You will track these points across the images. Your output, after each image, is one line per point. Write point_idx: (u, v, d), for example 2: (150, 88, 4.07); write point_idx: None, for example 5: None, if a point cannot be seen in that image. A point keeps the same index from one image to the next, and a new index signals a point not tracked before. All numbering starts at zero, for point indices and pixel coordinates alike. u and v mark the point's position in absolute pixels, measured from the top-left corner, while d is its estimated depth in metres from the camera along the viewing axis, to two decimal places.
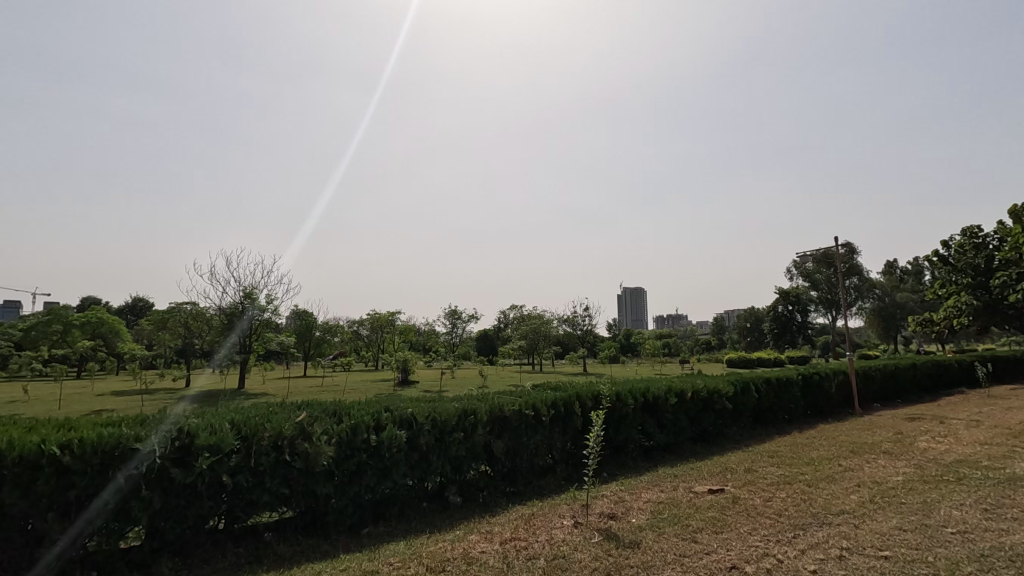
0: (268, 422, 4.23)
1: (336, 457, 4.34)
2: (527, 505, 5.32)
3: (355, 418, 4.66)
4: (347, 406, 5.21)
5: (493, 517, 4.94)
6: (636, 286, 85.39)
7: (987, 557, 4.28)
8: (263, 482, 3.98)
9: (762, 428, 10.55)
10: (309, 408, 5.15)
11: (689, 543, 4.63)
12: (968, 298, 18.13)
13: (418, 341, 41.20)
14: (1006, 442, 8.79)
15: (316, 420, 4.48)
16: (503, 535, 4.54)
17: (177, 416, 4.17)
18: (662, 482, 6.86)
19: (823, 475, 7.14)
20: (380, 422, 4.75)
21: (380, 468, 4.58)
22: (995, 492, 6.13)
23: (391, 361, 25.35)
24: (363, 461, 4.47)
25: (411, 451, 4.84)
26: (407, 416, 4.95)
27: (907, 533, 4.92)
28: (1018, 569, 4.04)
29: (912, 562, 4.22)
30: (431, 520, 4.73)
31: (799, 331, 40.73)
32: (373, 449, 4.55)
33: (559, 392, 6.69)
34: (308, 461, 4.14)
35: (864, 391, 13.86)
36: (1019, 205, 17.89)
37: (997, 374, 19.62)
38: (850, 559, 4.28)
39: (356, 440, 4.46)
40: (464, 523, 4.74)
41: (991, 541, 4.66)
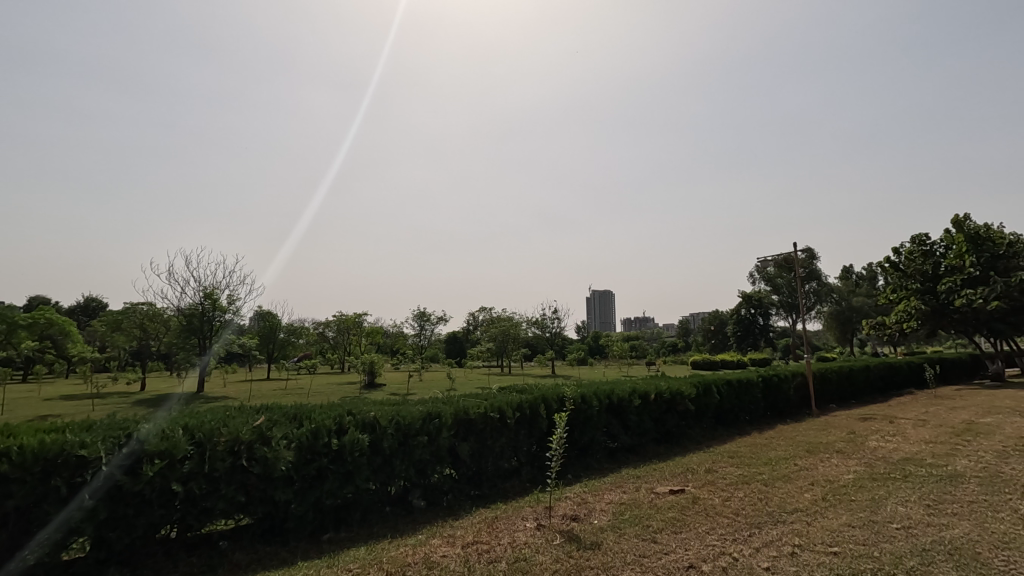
0: (223, 426, 4.10)
1: (296, 462, 4.25)
2: (491, 509, 5.31)
3: (316, 422, 4.57)
4: (308, 410, 5.10)
5: (456, 521, 4.91)
6: (603, 290, 86.72)
7: (929, 551, 4.47)
8: (218, 489, 3.85)
9: (724, 428, 10.81)
10: (268, 412, 5.01)
11: (649, 543, 4.70)
12: (916, 303, 18.92)
13: (386, 343, 40.75)
14: (951, 441, 9.23)
15: (275, 424, 4.37)
16: (465, 538, 4.53)
17: (128, 422, 4.02)
18: (625, 483, 6.95)
19: (779, 475, 7.35)
20: (342, 425, 4.68)
21: (342, 472, 4.51)
22: (938, 489, 6.43)
23: (358, 364, 24.93)
24: (324, 466, 4.39)
25: (374, 455, 4.78)
26: (371, 419, 4.89)
27: (855, 529, 5.11)
28: (956, 562, 4.24)
29: (859, 557, 4.37)
30: (394, 524, 4.68)
31: (761, 334, 42.06)
32: (334, 453, 4.47)
33: (525, 395, 6.70)
34: (266, 467, 4.04)
35: (821, 392, 14.35)
36: (962, 216, 18.90)
37: (944, 375, 20.59)
38: (801, 555, 4.42)
39: (317, 444, 4.38)
40: (427, 527, 4.70)
41: (933, 535, 4.88)
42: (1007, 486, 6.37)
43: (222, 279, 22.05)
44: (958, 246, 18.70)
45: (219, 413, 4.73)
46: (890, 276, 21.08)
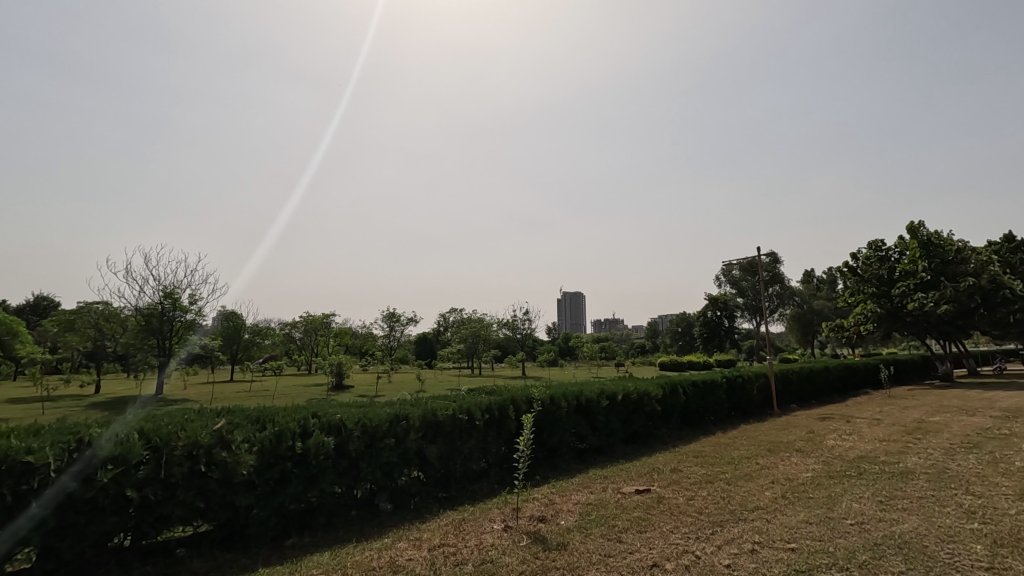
0: (182, 429, 3.96)
1: (258, 466, 4.14)
2: (459, 511, 5.28)
3: (279, 425, 4.47)
4: (270, 412, 4.99)
5: (423, 524, 4.87)
6: (574, 292, 87.48)
7: (880, 546, 4.64)
8: (174, 495, 3.72)
9: (689, 428, 11.01)
10: (229, 415, 4.87)
11: (614, 543, 4.75)
12: (872, 307, 19.68)
13: (355, 345, 40.16)
14: (902, 439, 9.60)
15: (236, 428, 4.25)
16: (431, 541, 4.48)
17: (80, 426, 3.86)
18: (592, 483, 7.01)
19: (741, 474, 7.53)
20: (306, 428, 4.59)
21: (306, 476, 4.42)
22: (890, 485, 6.69)
23: (325, 365, 24.46)
24: (287, 470, 4.30)
25: (340, 459, 4.70)
26: (336, 422, 4.81)
27: (813, 526, 5.27)
28: (905, 555, 4.41)
29: (816, 552, 4.51)
30: (359, 528, 4.61)
31: (726, 336, 43.21)
32: (298, 456, 4.38)
33: (494, 397, 6.69)
34: (226, 471, 3.92)
35: (782, 393, 14.75)
36: (915, 223, 19.73)
37: (898, 376, 21.43)
38: (760, 552, 4.54)
39: (280, 448, 4.29)
40: (393, 530, 4.64)
41: (885, 530, 5.07)
42: (953, 482, 6.67)
43: (183, 278, 21.34)
44: (911, 252, 19.52)
45: (177, 416, 4.58)
46: (848, 280, 21.82)
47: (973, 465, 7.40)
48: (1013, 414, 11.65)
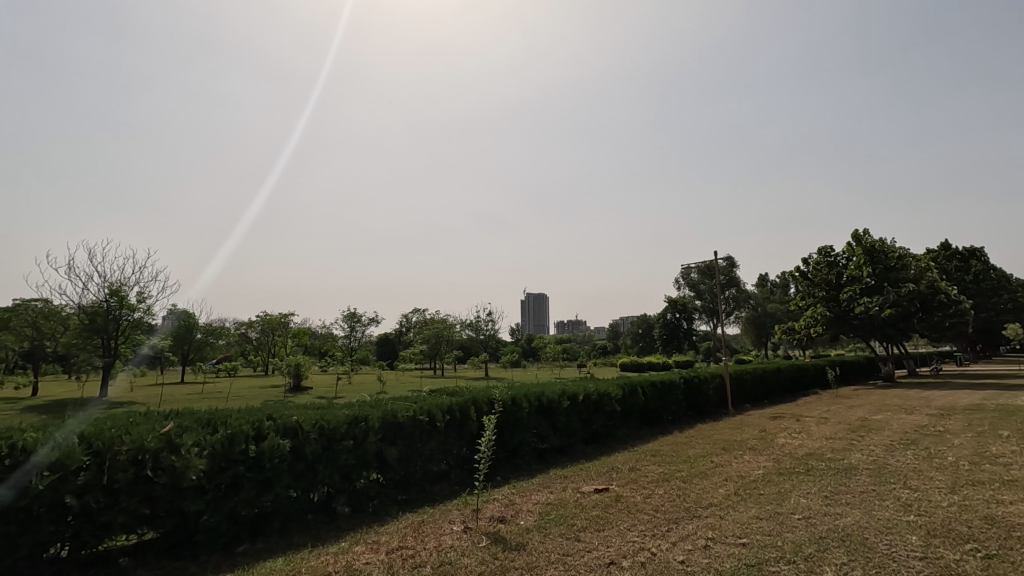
0: (127, 432, 3.79)
1: (208, 470, 4.01)
2: (418, 513, 5.24)
3: (232, 427, 4.34)
4: (223, 415, 4.84)
5: (382, 527, 4.81)
6: (538, 293, 88.11)
7: (825, 539, 4.84)
8: (117, 502, 3.56)
9: (648, 428, 11.22)
10: (178, 417, 4.69)
11: (573, 542, 4.80)
12: (822, 310, 20.55)
13: (315, 345, 39.30)
14: (847, 436, 10.06)
15: (186, 431, 4.11)
16: (389, 544, 4.44)
17: (13, 431, 3.64)
18: (552, 483, 7.07)
19: (696, 471, 7.75)
20: (260, 431, 4.47)
21: (259, 481, 4.30)
22: (835, 481, 7.00)
23: (282, 366, 23.80)
24: (240, 474, 4.17)
25: (296, 462, 4.60)
26: (292, 424, 4.71)
27: (762, 521, 5.46)
28: (847, 547, 4.62)
29: (764, 547, 4.67)
30: (315, 533, 4.52)
31: (685, 337, 44.28)
32: (251, 460, 4.26)
33: (455, 398, 6.66)
34: (174, 476, 3.78)
35: (737, 393, 15.22)
36: (861, 230, 20.75)
37: (845, 376, 22.43)
38: (713, 548, 4.67)
39: (233, 451, 4.16)
40: (350, 534, 4.57)
41: (829, 524, 5.30)
42: (892, 477, 7.03)
43: (131, 275, 20.41)
44: (857, 258, 20.51)
45: (121, 419, 4.38)
46: (800, 284, 22.70)
47: (911, 461, 7.81)
48: (947, 412, 12.37)
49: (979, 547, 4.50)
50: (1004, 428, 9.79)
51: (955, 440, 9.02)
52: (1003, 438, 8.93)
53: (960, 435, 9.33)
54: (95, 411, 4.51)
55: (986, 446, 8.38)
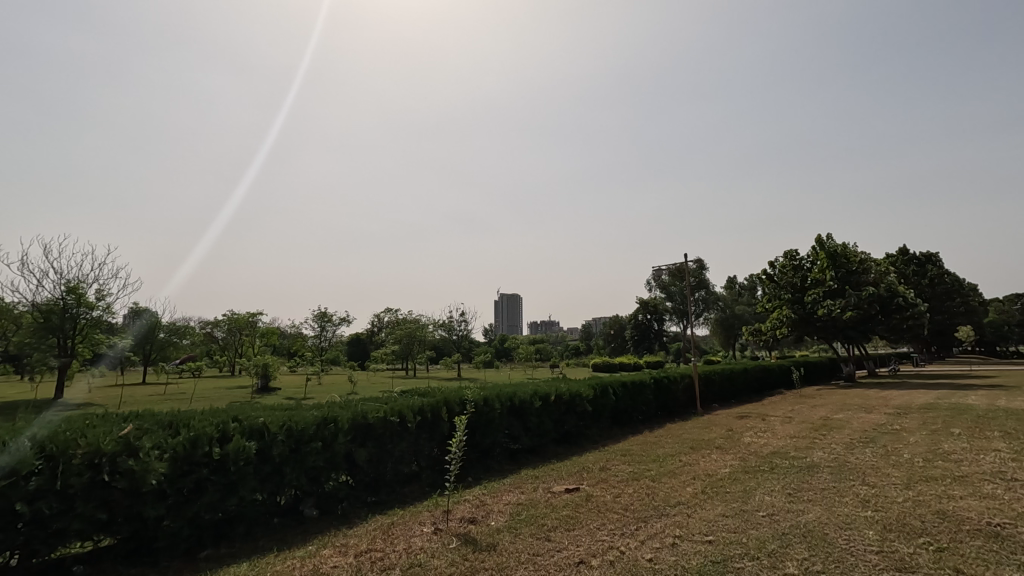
0: (83, 435, 3.66)
1: (169, 474, 3.88)
2: (388, 515, 5.19)
3: (195, 430, 4.22)
4: (186, 417, 4.70)
5: (351, 529, 4.74)
6: (511, 294, 88.27)
7: (787, 535, 4.97)
8: (72, 508, 3.43)
9: (618, 428, 11.34)
10: (138, 420, 4.55)
11: (543, 542, 4.82)
12: (787, 312, 21.13)
13: (283, 345, 38.54)
14: (810, 435, 10.35)
15: (146, 434, 3.98)
16: (358, 547, 4.38)
17: None
18: (523, 483, 7.08)
19: (665, 471, 7.87)
20: (225, 433, 4.36)
21: (224, 484, 4.19)
22: (798, 479, 7.19)
23: (249, 366, 23.27)
24: (203, 477, 4.07)
25: (262, 464, 4.51)
26: (259, 426, 4.61)
27: (728, 519, 5.58)
28: (808, 543, 4.75)
29: (729, 544, 4.77)
30: (282, 537, 4.44)
31: (656, 338, 44.93)
32: (215, 463, 4.15)
33: (426, 399, 6.62)
34: (133, 480, 3.65)
35: (705, 393, 15.51)
36: (824, 235, 21.44)
37: (808, 376, 23.09)
38: (680, 546, 4.76)
39: (195, 454, 4.04)
40: (318, 538, 4.49)
41: (791, 520, 5.44)
42: (852, 474, 7.27)
43: (90, 271, 19.69)
44: (821, 262, 21.17)
45: (77, 421, 4.22)
46: (766, 286, 23.30)
47: (869, 458, 8.09)
48: (903, 411, 12.86)
49: (932, 541, 4.69)
50: (956, 426, 10.21)
51: (911, 437, 9.38)
52: (955, 435, 9.32)
53: (915, 433, 9.71)
54: (50, 412, 4.33)
55: (939, 444, 8.74)
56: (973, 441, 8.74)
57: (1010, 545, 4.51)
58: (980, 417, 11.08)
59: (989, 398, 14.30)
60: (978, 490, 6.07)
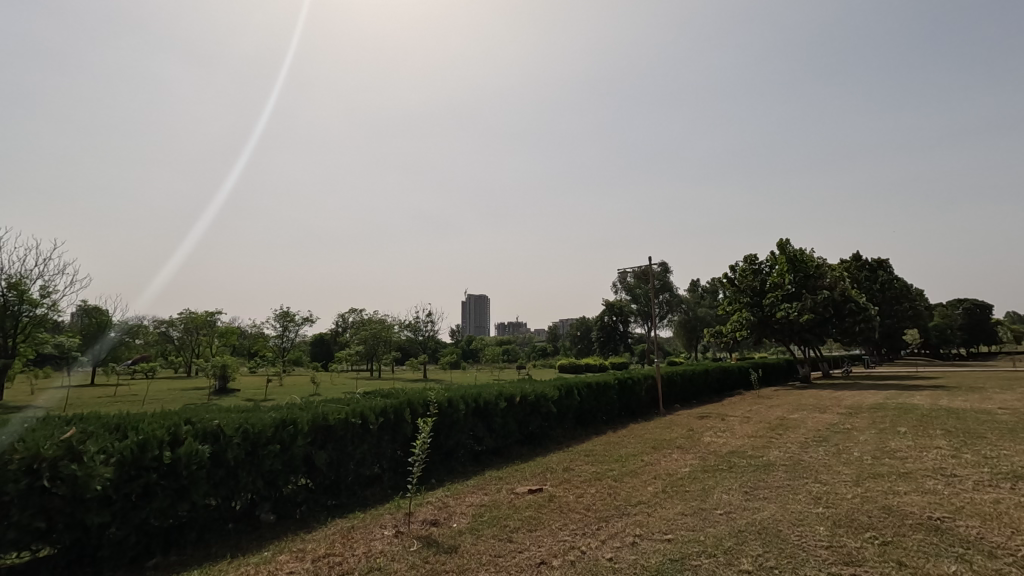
0: (19, 437, 3.41)
1: (115, 479, 3.66)
2: (348, 518, 5.05)
3: (144, 432, 4.00)
4: (134, 419, 4.47)
5: (308, 533, 4.61)
6: (478, 295, 88.14)
7: (744, 532, 5.06)
8: (7, 516, 3.20)
9: (582, 428, 11.40)
10: (83, 421, 4.31)
11: (505, 542, 4.79)
12: (746, 315, 21.66)
13: (243, 345, 37.44)
14: (766, 435, 10.60)
15: (91, 437, 3.75)
16: (316, 552, 4.25)
17: None
18: (487, 485, 7.02)
19: (627, 470, 7.94)
20: (177, 436, 4.15)
21: (174, 489, 4.00)
22: (754, 477, 7.36)
23: (206, 367, 22.43)
24: (152, 483, 3.86)
25: (216, 468, 4.31)
26: (213, 428, 4.41)
27: (687, 517, 5.65)
28: (763, 539, 4.85)
29: (689, 542, 4.83)
30: (236, 543, 4.27)
31: (621, 339, 45.48)
32: (165, 467, 3.95)
33: (389, 400, 6.50)
34: (75, 486, 3.42)
35: (667, 394, 15.75)
36: (783, 241, 22.16)
37: (766, 377, 23.71)
38: (640, 544, 4.79)
39: (144, 458, 3.83)
40: (274, 543, 4.34)
41: (748, 518, 5.56)
42: (805, 472, 7.48)
43: (34, 266, 18.67)
44: (780, 266, 21.85)
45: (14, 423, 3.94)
46: (726, 289, 23.81)
47: (821, 457, 8.35)
48: (854, 411, 13.33)
49: (878, 535, 4.85)
50: (902, 424, 10.66)
51: (860, 436, 9.72)
52: (902, 434, 9.70)
53: (865, 432, 10.08)
54: None
55: (887, 442, 9.09)
56: (917, 439, 9.12)
57: (949, 538, 4.71)
58: (923, 416, 11.59)
59: (932, 398, 14.99)
60: (921, 486, 6.33)
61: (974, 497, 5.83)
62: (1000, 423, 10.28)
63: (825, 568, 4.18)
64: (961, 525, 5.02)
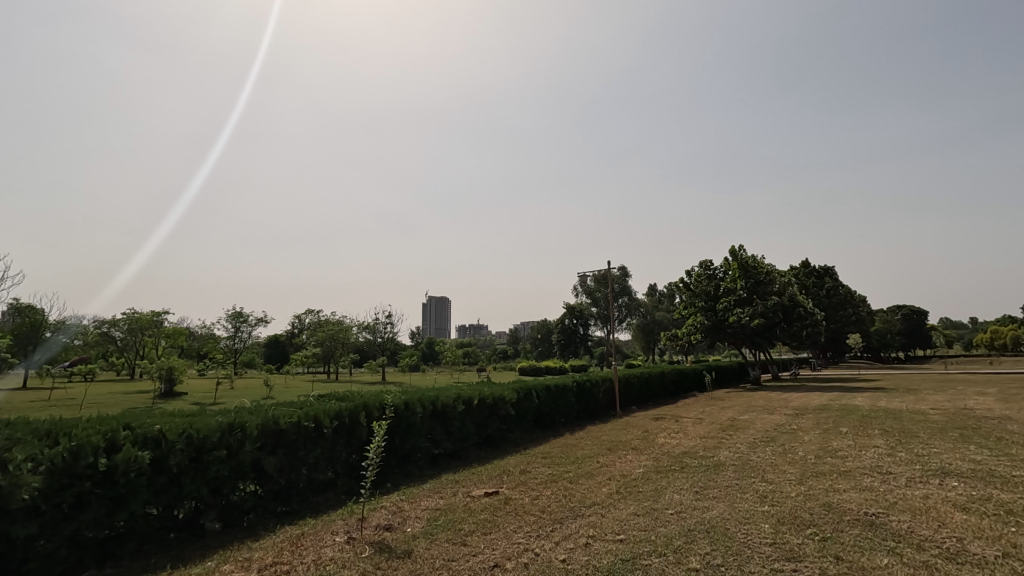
0: None
1: (44, 488, 3.43)
2: (298, 525, 4.89)
3: (78, 438, 3.76)
4: (69, 424, 4.20)
5: (255, 542, 4.43)
6: (440, 297, 87.47)
7: (693, 531, 5.17)
8: None
9: (541, 431, 11.43)
10: (10, 427, 4.02)
11: (459, 546, 4.73)
12: (700, 319, 22.27)
13: (191, 346, 35.93)
14: (718, 436, 10.88)
15: (19, 443, 3.50)
16: (263, 561, 4.09)
17: None
18: (443, 488, 6.94)
19: (583, 472, 8.01)
20: (114, 442, 3.91)
21: (110, 498, 3.78)
22: (705, 477, 7.55)
23: (151, 370, 21.38)
24: (85, 491, 3.63)
25: (157, 475, 4.11)
26: (155, 434, 4.18)
27: (639, 517, 5.73)
28: (711, 537, 4.96)
29: (640, 542, 4.89)
30: (177, 553, 4.06)
31: (581, 342, 46.00)
32: (100, 475, 3.72)
33: (344, 403, 6.35)
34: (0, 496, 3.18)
35: (624, 396, 16.01)
36: (736, 247, 22.94)
37: (719, 379, 24.40)
38: (593, 545, 4.83)
39: (77, 466, 3.59)
40: (219, 552, 4.16)
41: (697, 517, 5.68)
42: (753, 472, 7.70)
43: None
44: (733, 272, 22.62)
45: None
46: (682, 294, 24.38)
47: (768, 456, 8.65)
48: (800, 412, 13.91)
49: (817, 531, 5.04)
50: (844, 425, 11.17)
51: (805, 436, 10.14)
52: (843, 434, 10.17)
53: (809, 433, 10.50)
54: None
55: (828, 442, 9.49)
56: (857, 439, 9.55)
57: (882, 532, 4.93)
58: (864, 416, 12.18)
59: (871, 399, 15.80)
60: (859, 483, 6.64)
61: (907, 492, 6.14)
62: (931, 422, 10.94)
63: (769, 564, 4.30)
64: (894, 520, 5.27)
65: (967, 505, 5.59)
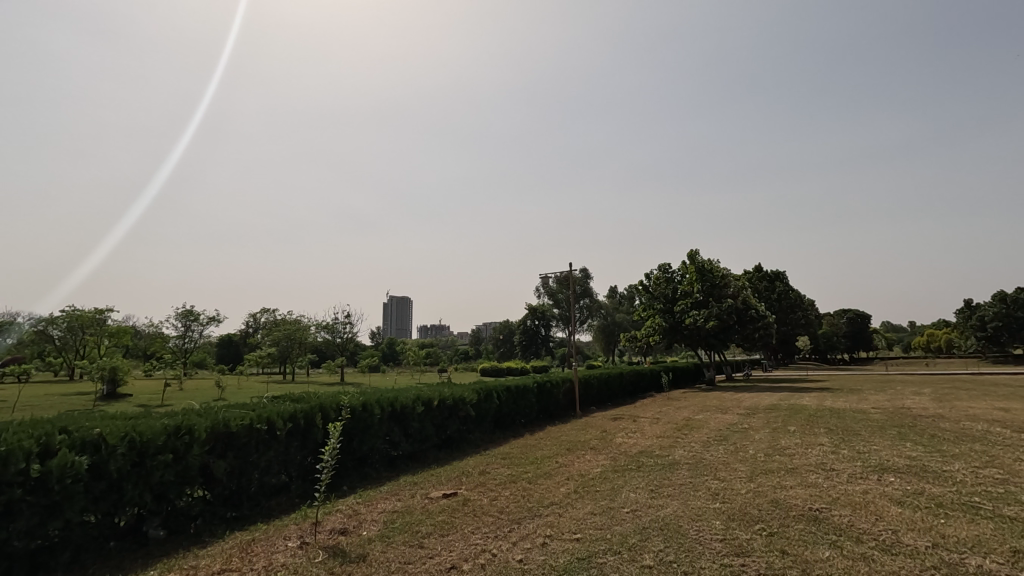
0: None
1: None
2: (248, 531, 4.72)
3: (7, 441, 3.52)
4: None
5: (202, 549, 4.25)
6: (401, 297, 86.47)
7: (647, 529, 5.26)
8: None
9: (500, 431, 11.42)
10: None
11: (415, 549, 4.67)
12: (658, 320, 22.76)
13: (137, 345, 34.30)
14: (673, 435, 11.11)
15: None
16: (210, 568, 3.94)
17: None
18: (401, 490, 6.84)
19: (541, 472, 8.04)
20: (48, 447, 3.68)
21: (43, 506, 3.55)
22: (661, 476, 7.70)
23: (93, 370, 20.31)
24: (16, 500, 3.41)
25: (96, 481, 3.88)
26: (94, 438, 3.97)
27: (596, 516, 5.79)
28: (665, 535, 5.06)
29: (596, 541, 4.94)
30: (116, 563, 3.86)
31: (543, 343, 46.26)
32: (32, 482, 3.50)
33: (299, 404, 6.18)
34: None
35: (584, 397, 16.18)
36: (694, 251, 23.55)
37: (676, 380, 24.96)
38: (550, 545, 4.85)
39: (5, 474, 3.36)
40: (162, 561, 3.97)
41: (652, 515, 5.78)
42: (706, 470, 7.90)
43: None
44: (691, 275, 23.23)
45: None
46: (642, 296, 24.84)
47: (721, 455, 8.89)
48: (751, 411, 14.37)
49: (765, 527, 5.22)
50: (792, 424, 11.59)
51: (756, 435, 10.47)
52: (791, 432, 10.56)
53: (760, 431, 10.86)
54: None
55: (777, 440, 9.84)
56: (803, 437, 9.92)
57: (825, 527, 5.14)
58: (810, 416, 12.68)
59: (818, 399, 16.44)
60: (805, 480, 6.91)
61: (848, 488, 6.42)
62: (872, 421, 11.48)
63: (719, 560, 4.41)
64: (835, 514, 5.50)
65: (903, 499, 5.89)
